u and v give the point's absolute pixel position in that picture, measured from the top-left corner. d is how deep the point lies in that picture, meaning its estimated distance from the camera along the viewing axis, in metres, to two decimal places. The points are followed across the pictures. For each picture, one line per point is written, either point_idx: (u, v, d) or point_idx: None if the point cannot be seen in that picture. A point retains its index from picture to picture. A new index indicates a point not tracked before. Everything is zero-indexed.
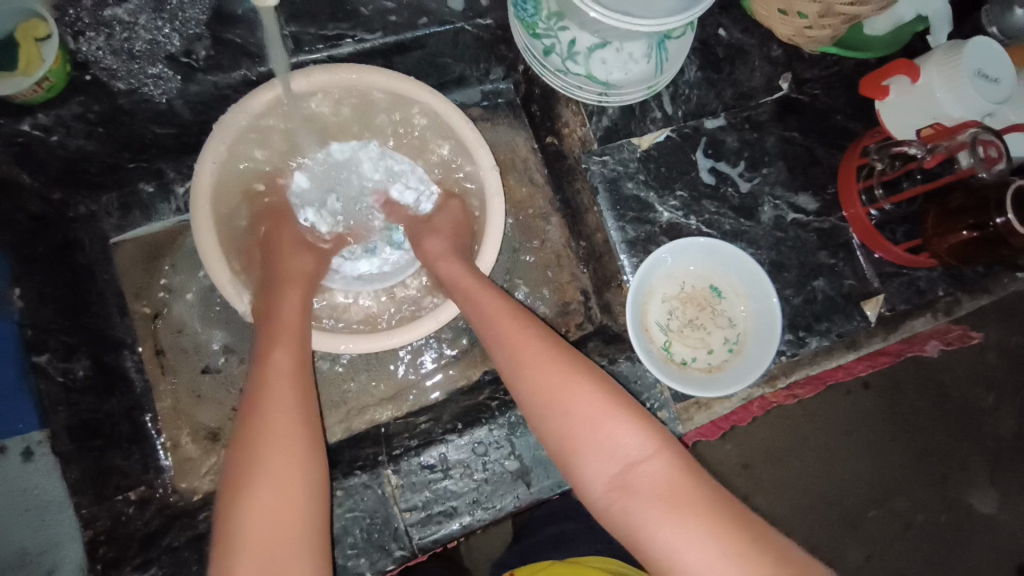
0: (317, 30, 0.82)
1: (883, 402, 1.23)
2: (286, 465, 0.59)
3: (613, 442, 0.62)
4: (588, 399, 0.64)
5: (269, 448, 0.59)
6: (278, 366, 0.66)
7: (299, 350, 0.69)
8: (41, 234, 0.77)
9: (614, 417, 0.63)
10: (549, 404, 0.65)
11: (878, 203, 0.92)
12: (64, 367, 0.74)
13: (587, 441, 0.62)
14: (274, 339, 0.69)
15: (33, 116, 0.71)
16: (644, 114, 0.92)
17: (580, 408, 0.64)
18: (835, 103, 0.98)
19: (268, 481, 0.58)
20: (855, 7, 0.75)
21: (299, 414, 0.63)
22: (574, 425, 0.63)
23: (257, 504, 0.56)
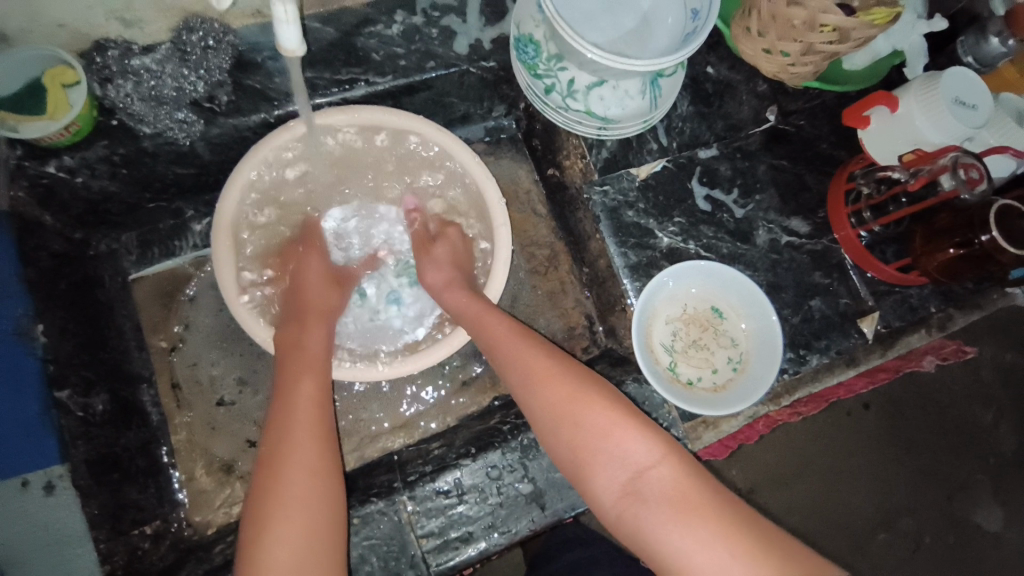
0: (331, 75, 0.88)
1: (884, 421, 1.25)
2: (307, 497, 0.61)
3: (624, 455, 0.64)
4: (601, 417, 0.66)
5: (290, 480, 0.62)
6: (300, 400, 0.69)
7: (322, 384, 0.72)
8: (64, 272, 0.80)
9: (624, 431, 0.65)
10: (561, 419, 0.68)
11: (868, 225, 0.96)
12: (84, 402, 0.75)
13: (598, 455, 0.65)
14: (296, 373, 0.72)
15: (59, 158, 0.75)
16: (641, 146, 0.98)
17: (592, 430, 0.66)
18: (820, 132, 1.04)
19: (289, 513, 0.60)
20: (833, 46, 0.81)
21: (320, 445, 0.66)
22: (587, 440, 0.66)
23: (279, 535, 0.58)
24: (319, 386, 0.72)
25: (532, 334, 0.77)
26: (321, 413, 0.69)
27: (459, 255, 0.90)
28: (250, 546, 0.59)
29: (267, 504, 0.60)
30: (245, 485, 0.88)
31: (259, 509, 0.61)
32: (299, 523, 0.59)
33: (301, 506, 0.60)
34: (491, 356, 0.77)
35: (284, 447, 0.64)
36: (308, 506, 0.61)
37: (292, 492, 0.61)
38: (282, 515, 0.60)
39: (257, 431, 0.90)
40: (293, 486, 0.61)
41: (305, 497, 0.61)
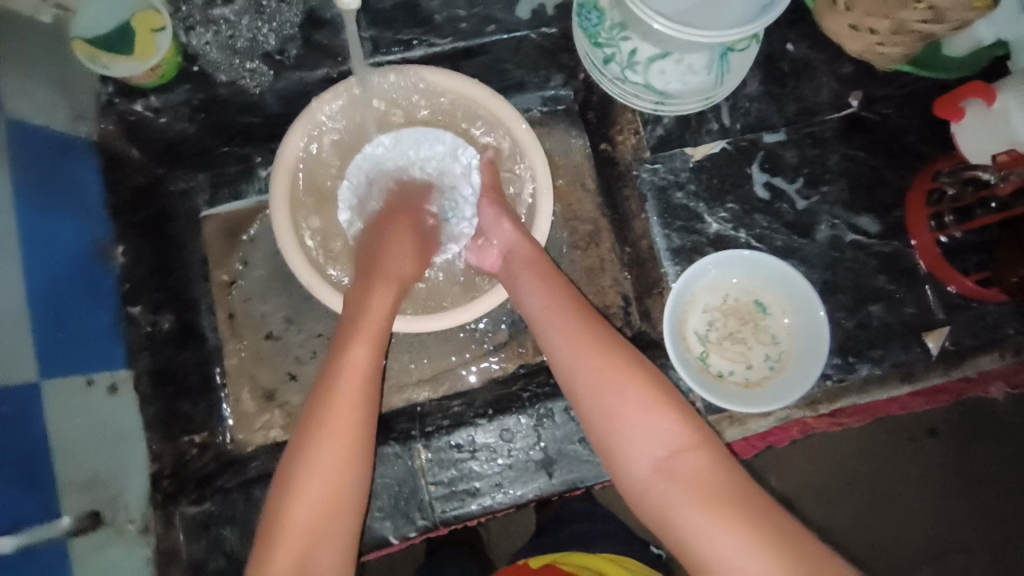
0: (394, 34, 0.91)
1: (955, 455, 1.14)
2: (330, 480, 0.66)
3: (650, 434, 0.65)
4: (640, 392, 0.67)
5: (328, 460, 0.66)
6: (348, 377, 0.71)
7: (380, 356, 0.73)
8: (140, 205, 0.88)
9: (660, 411, 0.66)
10: (603, 386, 0.68)
11: (947, 229, 0.88)
12: (152, 319, 0.84)
13: (630, 426, 0.65)
14: (355, 350, 0.73)
15: (145, 98, 0.83)
16: (700, 125, 0.94)
17: (627, 406, 0.66)
18: (908, 123, 0.94)
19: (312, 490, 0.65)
20: (927, 25, 0.75)
21: (355, 427, 0.69)
22: (624, 409, 0.66)
23: (301, 507, 0.64)
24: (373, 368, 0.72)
25: (583, 304, 0.77)
26: (362, 392, 0.70)
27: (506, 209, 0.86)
28: (278, 507, 0.65)
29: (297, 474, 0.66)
30: (284, 413, 0.93)
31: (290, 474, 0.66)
32: (319, 501, 0.65)
33: (325, 487, 0.65)
34: (535, 327, 0.77)
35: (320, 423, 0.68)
36: (330, 488, 0.65)
37: (320, 474, 0.66)
38: (306, 490, 0.65)
39: (298, 366, 0.95)
40: (331, 466, 0.66)
41: (328, 478, 0.66)
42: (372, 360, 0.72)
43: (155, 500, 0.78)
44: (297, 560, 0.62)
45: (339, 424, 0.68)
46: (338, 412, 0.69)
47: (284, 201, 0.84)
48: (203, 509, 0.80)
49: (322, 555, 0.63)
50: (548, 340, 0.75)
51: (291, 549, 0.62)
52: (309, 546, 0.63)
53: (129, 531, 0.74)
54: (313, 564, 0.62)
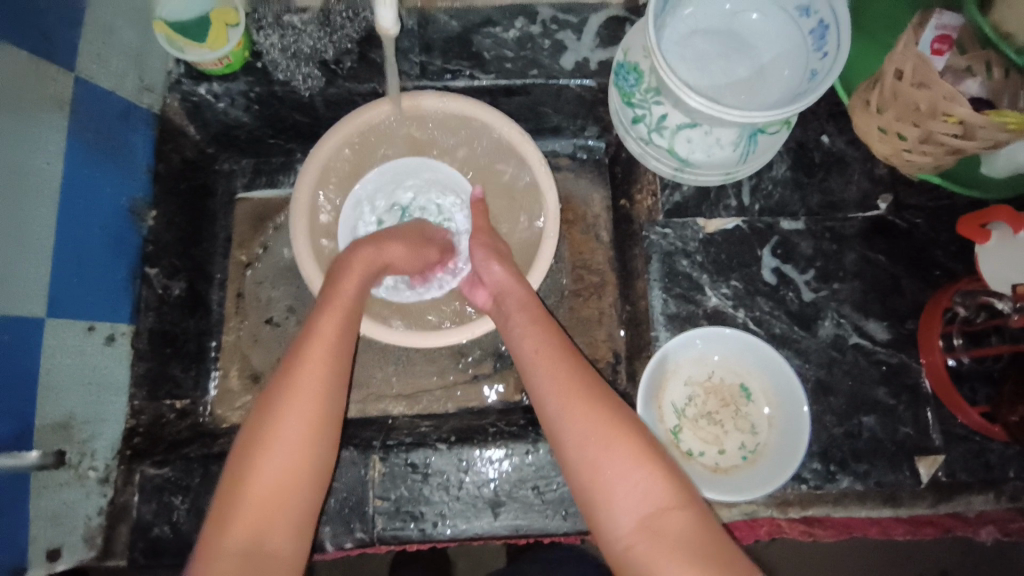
0: (442, 64, 0.96)
1: None
2: (293, 455, 0.61)
3: (636, 482, 0.63)
4: (627, 448, 0.64)
5: (270, 467, 0.59)
6: (321, 348, 0.66)
7: (340, 354, 0.67)
8: (186, 175, 0.96)
9: (643, 469, 0.63)
10: (596, 436, 0.66)
11: (957, 354, 0.84)
12: (165, 283, 0.90)
13: (616, 480, 0.63)
14: (309, 350, 0.66)
15: (208, 83, 0.90)
16: (719, 200, 0.94)
17: (616, 459, 0.64)
18: (938, 237, 0.91)
19: (277, 463, 0.60)
20: (957, 141, 0.73)
21: (326, 403, 0.64)
22: (609, 462, 0.64)
23: (262, 479, 0.59)
24: (330, 369, 0.65)
25: (570, 347, 0.76)
26: (336, 364, 0.66)
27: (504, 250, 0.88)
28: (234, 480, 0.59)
29: (259, 444, 0.60)
30: (263, 397, 0.98)
31: (252, 442, 0.61)
32: (282, 476, 0.60)
33: (290, 461, 0.60)
34: (526, 370, 0.75)
35: (290, 391, 0.63)
36: (295, 458, 0.60)
37: (281, 451, 0.60)
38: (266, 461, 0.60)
39: (288, 354, 0.99)
40: (275, 472, 0.59)
41: (293, 453, 0.61)
42: (326, 359, 0.66)
43: (122, 454, 0.83)
44: (253, 538, 0.56)
45: (307, 393, 0.63)
46: (307, 382, 0.64)
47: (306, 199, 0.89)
48: (161, 473, 0.83)
49: (281, 535, 0.58)
50: (536, 387, 0.72)
51: (246, 522, 0.57)
52: (267, 524, 0.58)
53: (88, 479, 0.78)
54: (270, 544, 0.57)
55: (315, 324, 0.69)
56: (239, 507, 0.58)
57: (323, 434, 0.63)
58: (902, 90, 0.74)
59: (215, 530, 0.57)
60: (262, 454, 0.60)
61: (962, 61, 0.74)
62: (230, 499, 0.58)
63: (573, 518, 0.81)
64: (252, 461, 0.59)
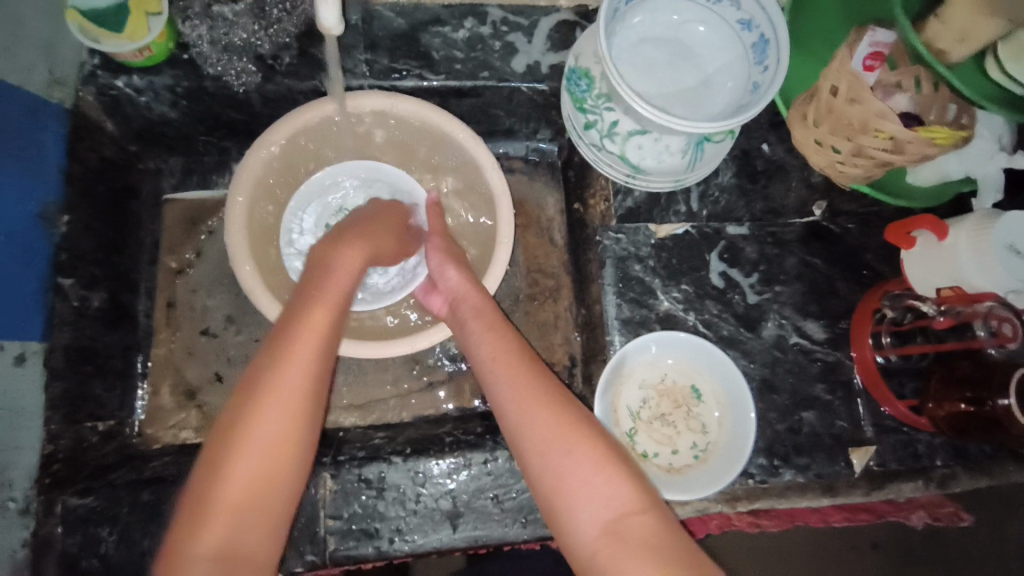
0: (389, 62, 0.92)
1: None
2: (274, 452, 0.59)
3: (602, 492, 0.62)
4: (593, 450, 0.64)
5: (244, 467, 0.57)
6: (302, 349, 0.64)
7: (325, 349, 0.65)
8: (106, 176, 0.88)
9: (609, 473, 0.63)
10: (560, 439, 0.65)
11: (884, 351, 0.89)
12: (82, 295, 0.82)
13: (581, 485, 0.62)
14: (291, 344, 0.64)
15: (128, 76, 0.83)
16: (669, 205, 0.95)
17: (582, 463, 0.63)
18: (868, 242, 0.97)
19: (255, 460, 0.57)
20: (886, 154, 0.77)
21: (309, 402, 0.62)
22: (573, 467, 0.63)
23: (239, 474, 0.57)
24: (313, 365, 0.63)
25: (530, 353, 0.75)
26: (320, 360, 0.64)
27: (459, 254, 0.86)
28: (210, 475, 0.57)
29: (229, 447, 0.57)
30: (200, 415, 0.92)
31: (228, 439, 0.58)
32: (253, 482, 0.57)
33: (263, 462, 0.58)
34: (485, 376, 0.74)
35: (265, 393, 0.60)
36: (272, 457, 0.58)
37: (255, 451, 0.58)
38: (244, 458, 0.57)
39: (227, 367, 0.93)
40: (248, 473, 0.57)
41: (272, 451, 0.58)
42: (310, 353, 0.64)
43: (41, 484, 0.75)
44: (226, 536, 0.54)
45: (290, 389, 0.61)
46: (288, 379, 0.61)
47: (244, 205, 0.84)
48: (85, 503, 0.75)
49: (257, 534, 0.56)
50: (496, 392, 0.72)
51: (222, 521, 0.55)
52: (241, 522, 0.56)
53: (7, 510, 0.70)
54: (244, 543, 0.55)
55: (302, 316, 0.67)
56: (210, 510, 0.55)
57: (304, 432, 0.61)
58: (839, 106, 0.78)
59: (188, 528, 0.55)
60: (234, 454, 0.57)
61: (892, 77, 0.81)
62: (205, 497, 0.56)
63: (532, 525, 0.80)
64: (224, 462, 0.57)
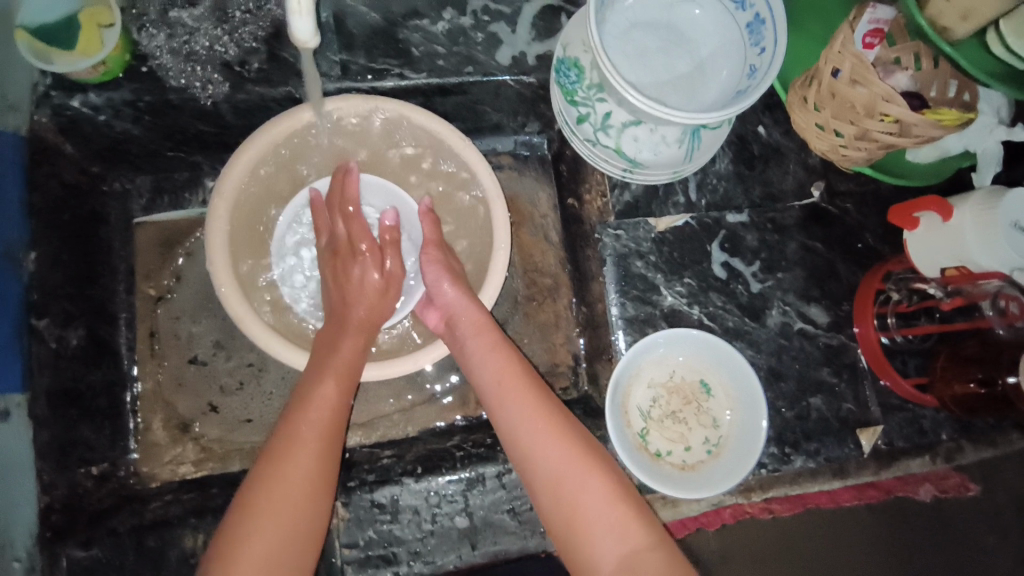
0: (367, 62, 0.87)
1: None
2: (290, 507, 0.62)
3: (616, 526, 0.62)
4: (603, 485, 0.65)
5: (261, 529, 0.60)
6: (316, 413, 0.68)
7: (336, 418, 0.70)
8: (70, 204, 0.82)
9: (622, 509, 0.63)
10: (571, 473, 0.65)
11: (890, 332, 0.90)
12: (59, 334, 0.78)
13: (595, 521, 0.63)
14: (305, 410, 0.68)
15: (84, 94, 0.76)
16: (667, 197, 0.93)
17: (595, 497, 0.64)
18: (866, 221, 0.96)
19: (277, 511, 0.62)
20: (892, 138, 0.76)
21: (323, 461, 0.66)
22: (587, 501, 0.64)
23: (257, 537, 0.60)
24: (326, 429, 0.68)
25: (536, 375, 0.74)
26: (331, 418, 0.69)
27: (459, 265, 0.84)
28: (235, 527, 0.61)
29: (249, 511, 0.61)
30: (196, 447, 0.87)
31: (246, 503, 0.62)
32: (270, 546, 0.60)
33: (279, 526, 0.61)
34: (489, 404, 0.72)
35: (283, 458, 0.64)
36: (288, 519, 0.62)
37: (271, 514, 0.61)
38: (265, 511, 0.61)
39: (220, 396, 0.89)
40: (265, 536, 0.60)
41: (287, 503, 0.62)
42: (325, 418, 0.69)
43: (42, 538, 0.72)
44: None
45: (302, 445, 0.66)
46: (303, 443, 0.66)
47: (224, 226, 0.78)
48: (90, 555, 0.72)
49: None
50: (507, 418, 0.70)
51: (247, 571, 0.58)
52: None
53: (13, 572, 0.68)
54: None
55: (316, 384, 0.71)
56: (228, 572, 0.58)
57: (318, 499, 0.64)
58: (842, 90, 0.76)
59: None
60: (255, 521, 0.61)
61: (891, 53, 0.78)
62: (229, 548, 0.60)
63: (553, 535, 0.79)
64: (245, 527, 0.60)
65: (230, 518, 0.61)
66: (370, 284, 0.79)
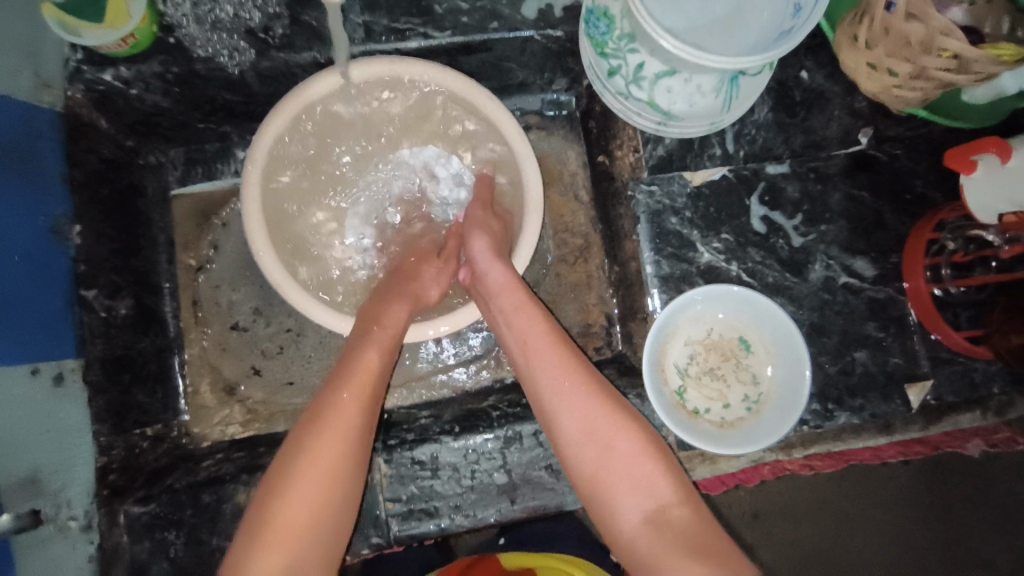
0: (389, 22, 0.85)
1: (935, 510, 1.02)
2: (344, 444, 0.63)
3: (642, 480, 0.62)
4: (633, 440, 0.64)
5: (318, 459, 0.61)
6: (376, 351, 0.71)
7: (387, 364, 0.71)
8: (108, 178, 0.83)
9: (650, 463, 0.63)
10: (599, 425, 0.65)
11: (943, 284, 0.85)
12: (108, 304, 0.81)
13: (619, 471, 0.63)
14: (363, 350, 0.71)
15: (115, 68, 0.77)
16: (702, 149, 0.89)
17: (622, 449, 0.64)
18: (916, 166, 0.91)
19: (336, 439, 0.63)
20: (951, 75, 0.71)
21: (375, 401, 0.68)
22: (612, 454, 0.64)
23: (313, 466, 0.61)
24: (381, 370, 0.70)
25: (564, 335, 0.73)
26: (370, 403, 0.67)
27: (505, 233, 0.83)
28: (295, 450, 0.63)
29: (309, 438, 0.63)
30: (244, 408, 0.92)
31: (306, 432, 0.64)
32: (326, 480, 0.61)
33: (333, 461, 0.62)
34: (518, 360, 0.72)
35: (344, 390, 0.67)
36: (345, 452, 0.63)
37: (327, 447, 0.62)
38: (317, 459, 0.61)
39: (263, 360, 0.93)
40: (319, 466, 0.61)
41: (323, 491, 0.61)
42: (380, 361, 0.71)
43: (100, 496, 0.75)
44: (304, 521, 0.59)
45: (341, 431, 0.64)
46: (361, 378, 0.68)
47: (259, 194, 0.79)
48: (148, 510, 0.76)
49: (338, 510, 0.62)
50: (533, 379, 0.70)
51: (305, 495, 0.60)
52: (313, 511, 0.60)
53: (71, 529, 0.71)
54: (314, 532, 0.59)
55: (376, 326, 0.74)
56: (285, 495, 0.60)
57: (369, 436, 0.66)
58: (896, 26, 0.71)
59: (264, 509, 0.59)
60: (312, 450, 0.62)
61: None
62: (288, 468, 0.61)
63: None
64: (303, 455, 0.62)
65: (290, 444, 0.63)
66: (427, 276, 0.82)
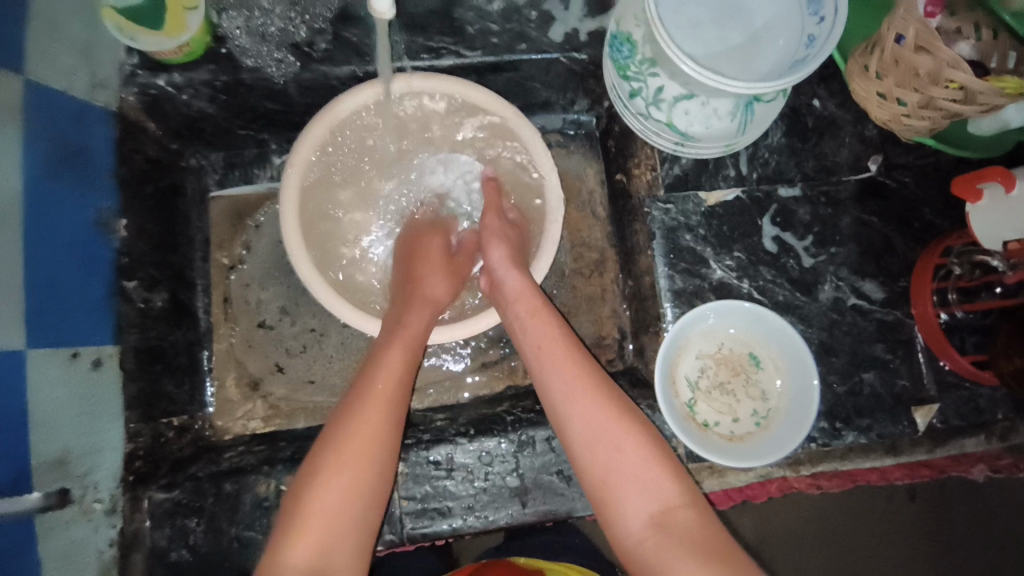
0: (424, 41, 0.90)
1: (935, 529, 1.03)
2: (372, 435, 0.68)
3: (648, 483, 0.64)
4: (641, 443, 0.66)
5: (347, 448, 0.67)
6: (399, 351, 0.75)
7: (410, 363, 0.75)
8: (152, 176, 0.88)
9: (656, 466, 0.65)
10: (609, 427, 0.67)
11: (950, 308, 0.88)
12: (145, 296, 0.84)
13: (627, 473, 0.65)
14: (388, 349, 0.75)
15: (167, 73, 0.82)
16: (718, 170, 0.93)
17: (632, 452, 0.66)
18: (925, 195, 0.94)
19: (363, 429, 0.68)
20: (957, 105, 0.75)
21: (399, 396, 0.72)
22: (621, 456, 0.66)
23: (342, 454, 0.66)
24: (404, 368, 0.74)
25: (577, 340, 0.76)
26: (394, 403, 0.71)
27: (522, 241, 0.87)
28: (328, 439, 0.68)
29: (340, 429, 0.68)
30: (265, 404, 0.95)
31: (339, 423, 0.69)
32: (352, 469, 0.66)
33: (361, 450, 0.67)
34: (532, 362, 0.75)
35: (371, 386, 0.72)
36: (371, 443, 0.67)
37: (356, 439, 0.67)
38: (345, 447, 0.67)
39: (286, 358, 0.97)
40: (347, 455, 0.66)
41: (354, 480, 0.66)
42: (403, 360, 0.75)
43: (126, 481, 0.78)
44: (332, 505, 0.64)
45: (368, 425, 0.68)
46: (386, 375, 0.72)
47: (295, 197, 0.83)
48: (171, 497, 0.78)
49: (365, 497, 0.66)
50: (547, 384, 0.72)
51: (336, 481, 0.65)
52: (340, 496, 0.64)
53: (95, 512, 0.73)
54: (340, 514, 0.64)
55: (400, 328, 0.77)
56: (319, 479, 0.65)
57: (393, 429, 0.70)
58: (905, 57, 0.75)
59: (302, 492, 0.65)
60: (343, 439, 0.67)
61: (952, 23, 0.79)
62: (322, 455, 0.67)
63: None
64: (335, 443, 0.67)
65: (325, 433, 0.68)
66: (433, 276, 0.83)
